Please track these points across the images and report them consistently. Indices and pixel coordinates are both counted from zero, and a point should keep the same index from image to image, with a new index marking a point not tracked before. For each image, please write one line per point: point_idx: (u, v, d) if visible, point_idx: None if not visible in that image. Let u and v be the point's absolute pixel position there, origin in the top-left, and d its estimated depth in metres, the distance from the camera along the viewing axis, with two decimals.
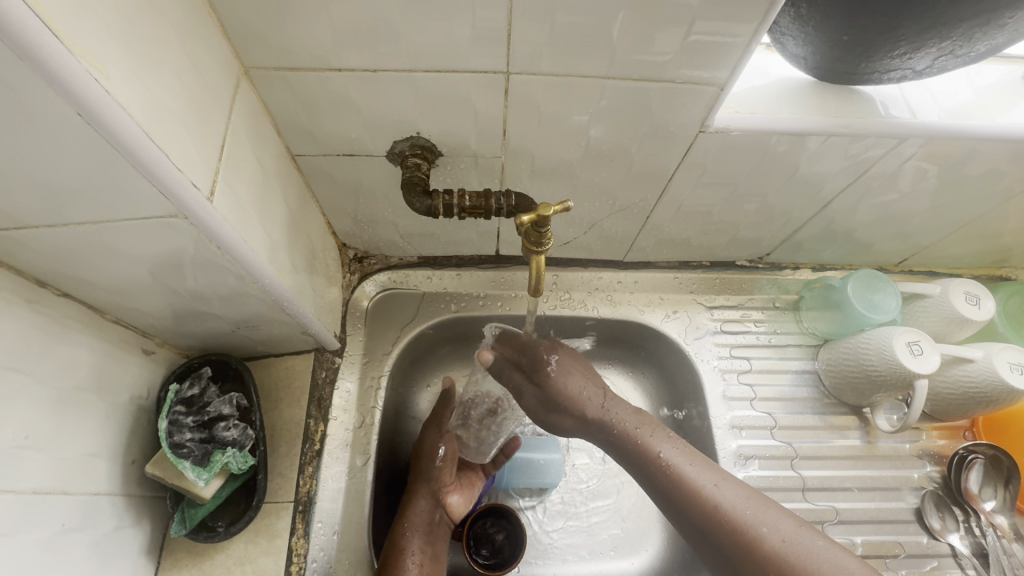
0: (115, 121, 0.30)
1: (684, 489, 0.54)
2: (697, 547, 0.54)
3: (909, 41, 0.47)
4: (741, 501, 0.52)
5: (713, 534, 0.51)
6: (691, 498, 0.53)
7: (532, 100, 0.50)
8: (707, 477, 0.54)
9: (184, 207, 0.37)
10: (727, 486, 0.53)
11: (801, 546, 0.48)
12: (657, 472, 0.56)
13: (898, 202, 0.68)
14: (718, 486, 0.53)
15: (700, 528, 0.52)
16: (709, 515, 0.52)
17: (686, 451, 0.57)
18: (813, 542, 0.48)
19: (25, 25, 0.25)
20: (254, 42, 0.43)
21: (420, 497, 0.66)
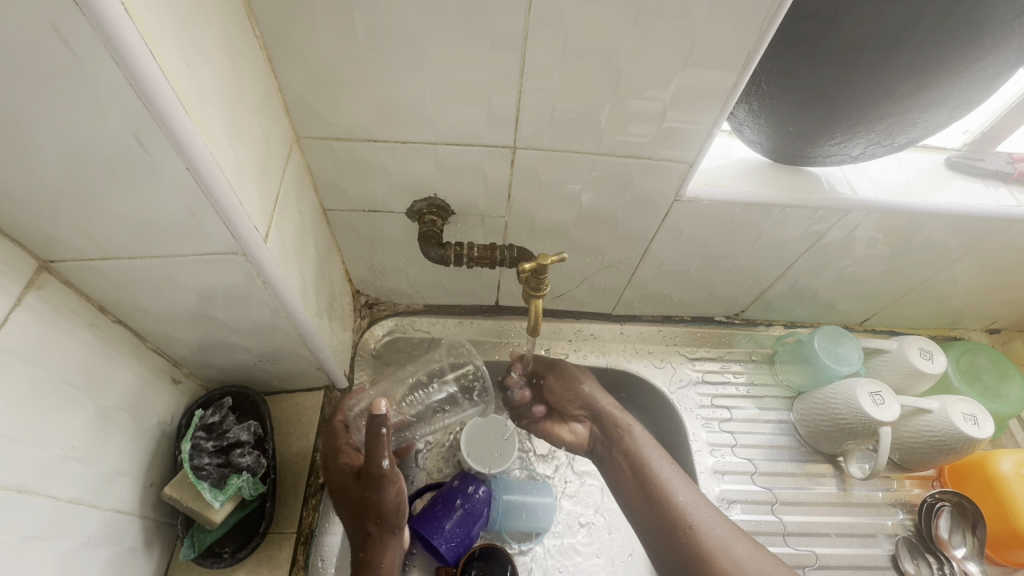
0: (214, 177, 0.37)
1: (673, 511, 0.69)
2: (674, 567, 0.67)
3: (842, 133, 0.59)
4: (692, 503, 0.69)
5: (672, 530, 0.68)
6: (679, 520, 0.68)
7: (535, 170, 0.60)
8: (663, 462, 0.74)
9: (244, 246, 0.43)
10: (673, 472, 0.73)
11: (702, 522, 0.67)
12: (624, 453, 0.77)
13: (854, 265, 0.77)
14: (675, 482, 0.71)
15: (676, 542, 0.67)
16: (675, 527, 0.68)
17: (652, 445, 0.76)
18: (733, 537, 0.65)
19: (172, 109, 0.32)
20: (308, 116, 0.52)
21: (393, 548, 0.60)
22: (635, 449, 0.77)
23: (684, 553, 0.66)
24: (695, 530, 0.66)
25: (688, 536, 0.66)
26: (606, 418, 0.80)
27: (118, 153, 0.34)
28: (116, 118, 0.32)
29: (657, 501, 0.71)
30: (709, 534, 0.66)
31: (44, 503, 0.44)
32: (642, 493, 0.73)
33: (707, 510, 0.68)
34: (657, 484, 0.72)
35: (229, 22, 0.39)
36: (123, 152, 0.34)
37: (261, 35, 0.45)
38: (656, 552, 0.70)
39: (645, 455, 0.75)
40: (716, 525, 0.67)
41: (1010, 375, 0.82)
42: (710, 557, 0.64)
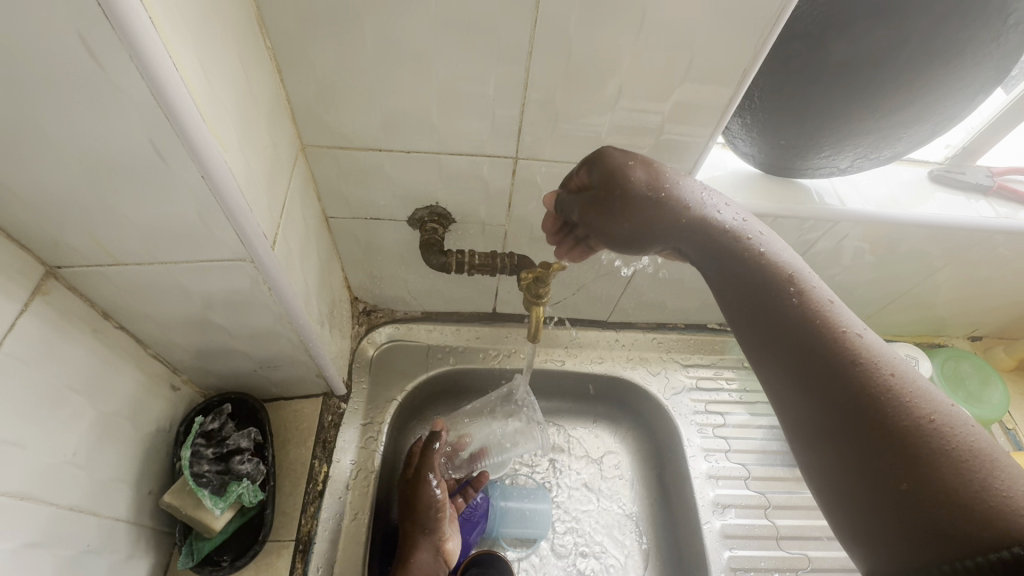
0: (228, 187, 0.38)
1: (863, 369, 0.37)
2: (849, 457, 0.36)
3: (831, 146, 0.61)
4: (849, 319, 0.40)
5: (841, 379, 0.37)
6: (866, 379, 0.36)
7: (535, 180, 0.61)
8: (803, 265, 0.44)
9: (253, 254, 0.44)
10: (822, 289, 0.42)
11: (915, 379, 0.36)
12: (736, 246, 0.45)
13: (842, 274, 0.80)
14: (811, 283, 0.43)
15: (871, 420, 0.35)
16: (810, 318, 0.40)
17: (753, 226, 0.47)
18: (925, 385, 0.37)
19: (192, 120, 0.33)
20: (315, 127, 0.53)
21: (421, 550, 0.66)
22: (765, 251, 0.44)
23: (893, 429, 0.34)
24: (864, 356, 0.37)
25: (877, 391, 0.36)
26: (675, 201, 0.47)
27: (135, 162, 0.35)
28: (135, 129, 0.33)
29: (806, 328, 0.40)
30: (908, 378, 0.36)
31: (45, 511, 0.44)
32: (749, 282, 0.44)
33: (886, 347, 0.38)
34: (803, 310, 0.41)
35: (243, 35, 0.40)
36: (140, 162, 0.35)
37: (272, 47, 0.46)
38: (815, 470, 0.38)
39: (828, 299, 0.41)
40: (923, 382, 0.36)
41: (991, 381, 0.85)
42: (939, 426, 0.34)
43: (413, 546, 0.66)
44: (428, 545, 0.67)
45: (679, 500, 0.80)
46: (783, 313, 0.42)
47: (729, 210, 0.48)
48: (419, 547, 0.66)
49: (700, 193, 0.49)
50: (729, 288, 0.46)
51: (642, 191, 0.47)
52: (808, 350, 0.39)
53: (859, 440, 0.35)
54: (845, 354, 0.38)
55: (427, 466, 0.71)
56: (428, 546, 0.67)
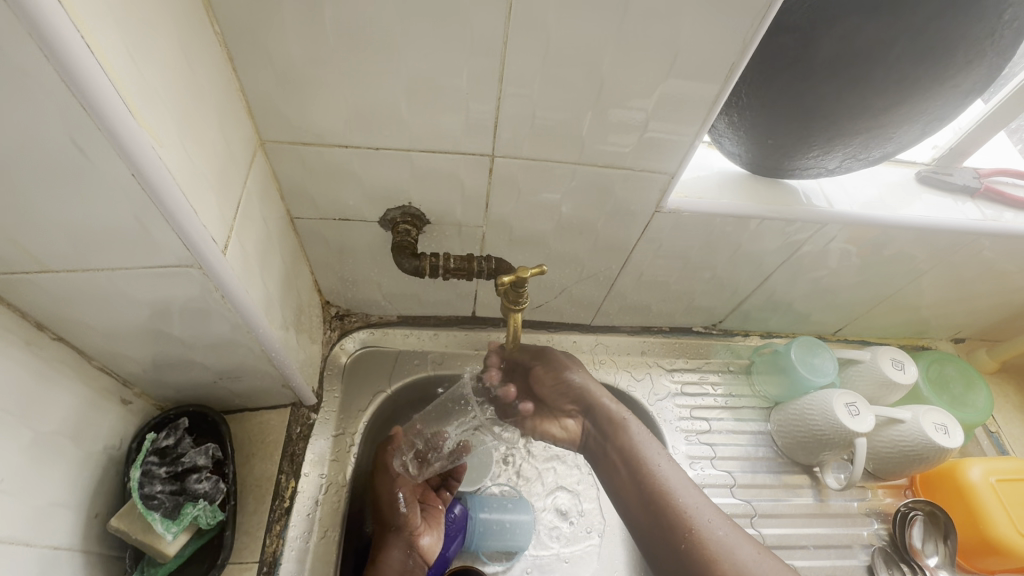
0: (163, 184, 0.34)
1: (672, 516, 0.59)
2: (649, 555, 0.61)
3: (819, 146, 0.59)
4: (696, 503, 0.60)
5: (672, 542, 0.58)
6: (672, 525, 0.59)
7: (514, 179, 0.58)
8: (655, 446, 0.65)
9: (201, 259, 0.40)
10: (673, 472, 0.63)
11: (724, 542, 0.56)
12: (623, 454, 0.66)
13: (829, 277, 0.78)
14: (671, 471, 0.63)
15: (648, 533, 0.61)
16: (659, 505, 0.61)
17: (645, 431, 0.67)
18: (747, 549, 0.56)
19: (115, 109, 0.29)
20: (274, 120, 0.49)
21: (392, 548, 0.66)
22: (655, 463, 0.64)
23: (672, 552, 0.58)
24: (662, 482, 0.62)
25: (644, 487, 0.63)
26: (599, 405, 0.69)
27: (55, 159, 0.31)
28: (48, 118, 0.29)
29: (633, 458, 0.65)
30: (699, 521, 0.58)
31: None
32: (592, 428, 0.71)
33: (717, 520, 0.58)
34: (642, 469, 0.64)
35: (183, 17, 0.36)
36: (60, 158, 0.31)
37: (221, 33, 0.42)
38: (622, 512, 0.65)
39: (672, 485, 0.62)
40: (732, 538, 0.57)
41: (976, 385, 0.84)
42: (717, 563, 0.55)
43: (385, 545, 0.67)
44: (400, 542, 0.67)
45: None
46: (617, 447, 0.67)
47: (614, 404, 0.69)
48: (391, 545, 0.67)
49: (594, 389, 0.70)
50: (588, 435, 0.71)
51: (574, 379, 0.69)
52: (619, 471, 0.66)
53: (668, 550, 0.58)
54: (666, 518, 0.60)
55: (386, 465, 0.71)
56: (400, 543, 0.67)
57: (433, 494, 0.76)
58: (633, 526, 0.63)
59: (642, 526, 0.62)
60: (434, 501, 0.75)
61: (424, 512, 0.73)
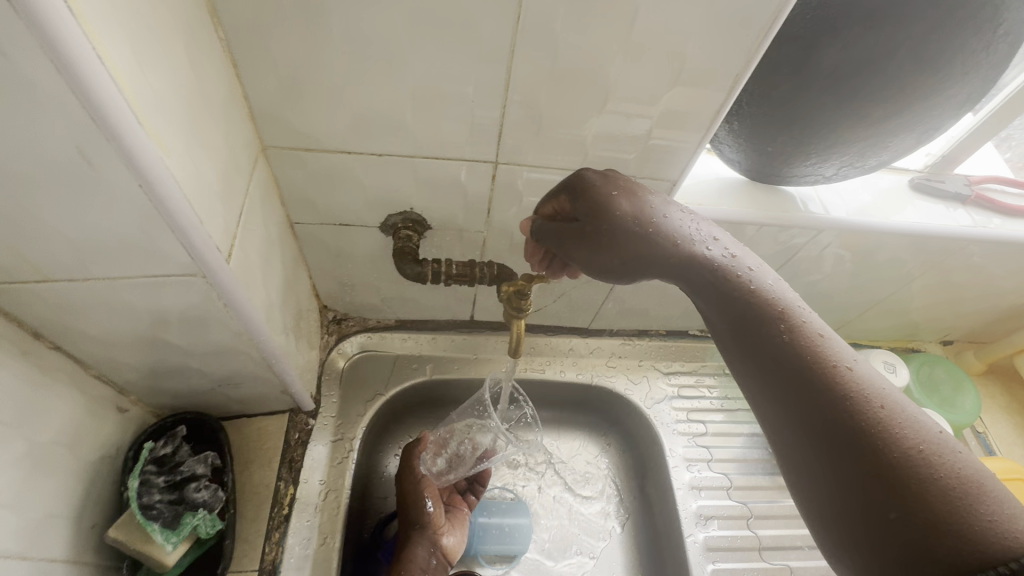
0: (170, 195, 0.33)
1: (895, 439, 0.37)
2: (824, 473, 0.39)
3: (818, 153, 0.59)
4: (907, 403, 0.40)
5: (906, 495, 0.36)
6: (892, 453, 0.37)
7: (516, 186, 0.58)
8: (808, 319, 0.45)
9: (205, 268, 0.40)
10: (864, 368, 0.42)
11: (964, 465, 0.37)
12: (767, 326, 0.44)
13: (823, 281, 0.79)
14: (864, 366, 0.42)
15: (863, 441, 0.38)
16: (817, 363, 0.42)
17: (786, 305, 0.45)
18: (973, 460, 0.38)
19: (124, 121, 0.29)
20: (277, 126, 0.49)
21: (417, 546, 0.66)
22: (824, 336, 0.43)
23: (893, 468, 0.37)
24: (875, 415, 0.39)
25: (862, 415, 0.39)
26: (711, 263, 0.48)
27: (59, 170, 0.30)
28: (54, 130, 0.28)
29: (801, 351, 0.43)
30: (872, 386, 0.40)
31: None
32: (741, 320, 0.46)
33: (925, 416, 0.39)
34: (798, 346, 0.43)
35: (190, 25, 0.36)
36: (65, 168, 0.30)
37: (225, 39, 0.42)
38: (816, 476, 0.40)
39: (846, 366, 0.42)
40: (964, 458, 0.37)
41: (964, 387, 0.86)
42: (967, 496, 0.35)
43: (410, 543, 0.66)
44: (424, 540, 0.67)
45: (661, 511, 0.78)
46: (785, 347, 0.43)
47: (718, 245, 0.49)
48: (415, 543, 0.67)
49: (679, 217, 0.50)
50: (711, 305, 0.48)
51: (631, 217, 0.48)
52: (761, 334, 0.44)
53: (821, 430, 0.40)
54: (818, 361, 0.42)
55: (411, 467, 0.71)
56: (424, 542, 0.67)
57: (457, 497, 0.76)
58: (816, 443, 0.40)
59: (780, 377, 0.43)
60: (458, 504, 0.75)
61: (446, 514, 0.73)
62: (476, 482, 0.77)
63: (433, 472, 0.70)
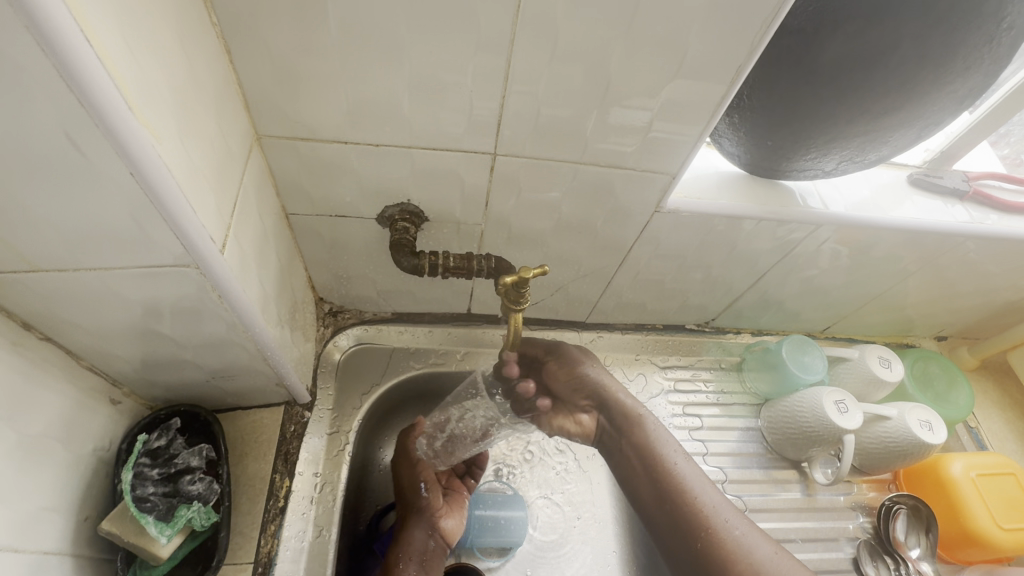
0: (163, 183, 0.33)
1: (696, 519, 0.62)
2: (683, 566, 0.62)
3: (818, 148, 0.59)
4: (745, 531, 0.61)
5: (715, 574, 0.59)
6: (695, 533, 0.61)
7: (515, 177, 0.57)
8: (702, 481, 0.65)
9: (198, 258, 0.39)
10: (738, 518, 0.62)
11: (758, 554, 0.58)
12: (669, 485, 0.65)
13: (820, 276, 0.79)
14: (716, 499, 0.64)
15: (695, 555, 0.61)
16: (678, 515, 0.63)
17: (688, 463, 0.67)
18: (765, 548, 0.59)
19: (115, 107, 0.28)
20: (271, 114, 0.48)
21: (415, 529, 0.68)
22: (700, 493, 0.64)
23: (710, 568, 0.59)
24: (702, 514, 0.62)
25: (701, 534, 0.61)
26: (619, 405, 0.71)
27: (47, 155, 0.30)
28: (43, 115, 0.28)
29: (642, 450, 0.68)
30: (756, 557, 0.58)
31: None
32: (643, 467, 0.68)
33: (739, 518, 0.62)
34: (674, 479, 0.65)
35: (182, 9, 0.35)
36: (54, 154, 0.30)
37: (218, 24, 0.41)
38: (676, 563, 0.64)
39: (711, 502, 0.63)
40: (754, 542, 0.59)
41: (958, 382, 0.86)
42: (741, 558, 0.58)
43: (409, 526, 0.68)
44: (422, 523, 0.69)
45: None
46: (677, 508, 0.64)
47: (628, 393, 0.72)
48: (413, 525, 0.68)
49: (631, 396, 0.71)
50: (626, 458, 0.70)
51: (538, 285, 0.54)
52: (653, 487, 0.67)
53: None
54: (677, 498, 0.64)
55: (408, 453, 0.73)
56: (422, 525, 0.69)
57: (457, 481, 0.77)
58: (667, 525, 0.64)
59: (664, 532, 0.64)
60: (458, 488, 0.77)
61: (445, 498, 0.74)
62: (476, 465, 0.79)
63: (430, 458, 0.72)
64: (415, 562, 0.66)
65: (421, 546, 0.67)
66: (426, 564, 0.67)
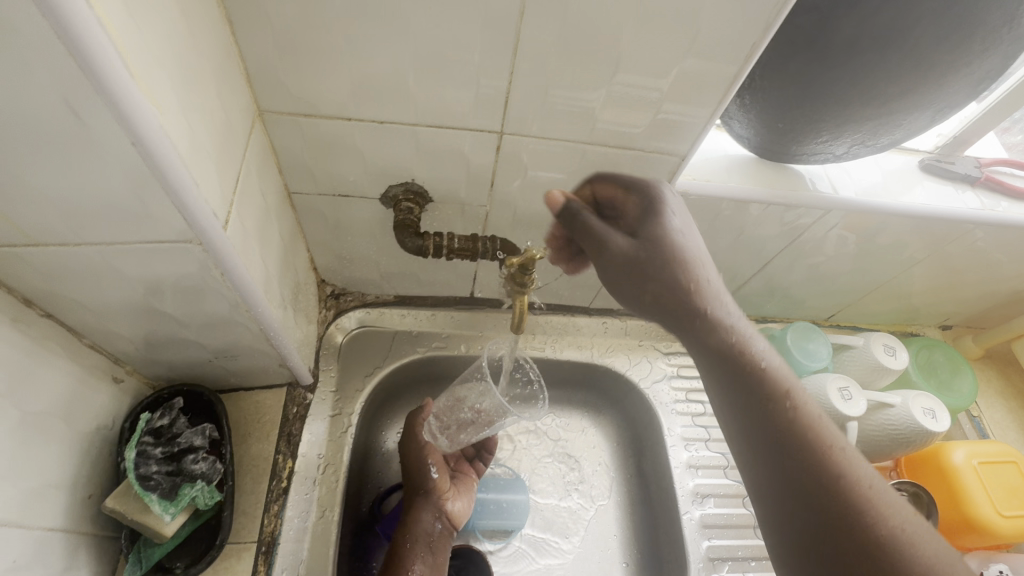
0: (164, 155, 0.32)
1: (836, 472, 0.43)
2: (790, 499, 0.44)
3: (830, 131, 0.58)
4: (842, 440, 0.46)
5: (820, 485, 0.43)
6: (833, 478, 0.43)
7: (521, 158, 0.56)
8: (760, 345, 0.53)
9: (202, 235, 0.38)
10: (810, 405, 0.48)
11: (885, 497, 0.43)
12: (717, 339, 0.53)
13: (826, 263, 0.78)
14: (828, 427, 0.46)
15: (792, 455, 0.45)
16: (778, 406, 0.48)
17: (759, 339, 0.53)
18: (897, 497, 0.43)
19: (116, 74, 0.27)
20: (273, 89, 0.47)
21: (422, 512, 0.67)
22: (746, 347, 0.52)
23: (843, 514, 0.42)
24: (828, 446, 0.45)
25: (799, 441, 0.46)
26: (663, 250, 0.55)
27: (46, 126, 0.29)
28: (42, 82, 0.27)
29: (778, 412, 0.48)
30: (860, 473, 0.44)
31: None
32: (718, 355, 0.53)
33: (864, 465, 0.45)
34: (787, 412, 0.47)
35: None
36: (54, 124, 0.29)
37: None
38: (757, 484, 0.48)
39: (788, 389, 0.49)
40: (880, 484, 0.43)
41: (962, 370, 0.86)
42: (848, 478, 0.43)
43: (415, 509, 0.68)
44: (430, 505, 0.68)
45: (657, 489, 0.79)
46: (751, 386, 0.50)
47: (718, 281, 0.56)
48: (420, 507, 0.68)
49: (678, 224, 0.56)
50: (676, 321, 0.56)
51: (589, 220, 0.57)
52: (764, 410, 0.48)
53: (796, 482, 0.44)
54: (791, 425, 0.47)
55: (416, 434, 0.72)
56: (430, 508, 0.68)
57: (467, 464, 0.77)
58: (734, 378, 0.51)
59: (767, 441, 0.47)
60: (466, 471, 0.76)
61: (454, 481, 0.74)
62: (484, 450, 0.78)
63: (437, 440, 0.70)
64: (421, 546, 0.65)
65: (427, 530, 0.67)
66: (431, 550, 0.66)
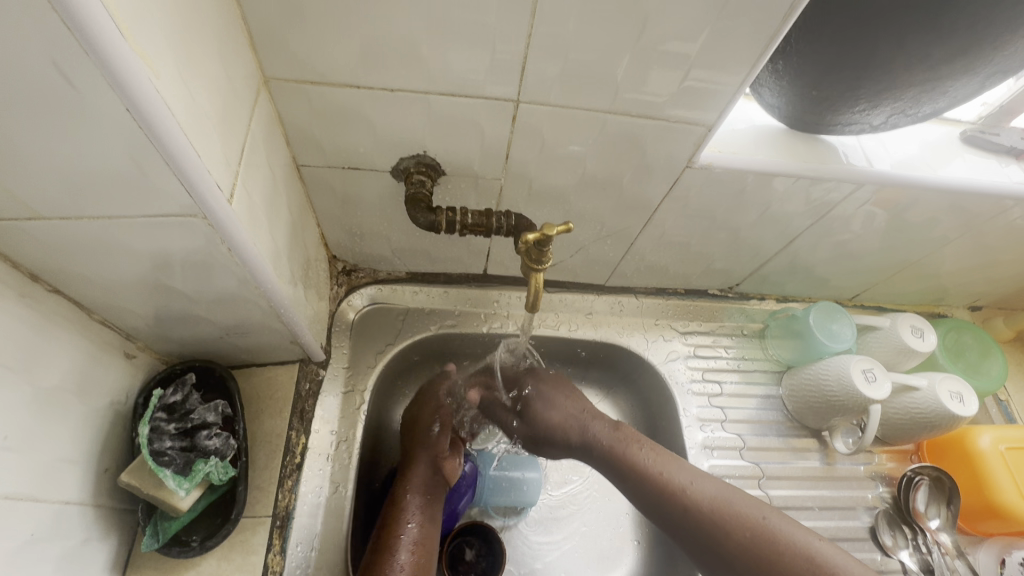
0: (160, 121, 0.30)
1: (752, 538, 0.57)
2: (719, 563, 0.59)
3: (869, 99, 0.54)
4: (729, 498, 0.60)
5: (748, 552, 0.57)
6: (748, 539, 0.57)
7: (538, 127, 0.53)
8: (686, 478, 0.62)
9: (205, 208, 0.37)
10: (711, 485, 0.61)
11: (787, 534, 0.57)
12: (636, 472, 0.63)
13: (854, 241, 0.75)
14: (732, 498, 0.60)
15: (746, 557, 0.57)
16: (717, 519, 0.59)
17: (662, 455, 0.64)
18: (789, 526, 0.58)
19: (102, 29, 0.25)
20: (278, 54, 0.45)
21: (420, 462, 0.67)
22: (663, 472, 0.62)
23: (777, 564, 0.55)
24: (746, 522, 0.58)
25: (723, 529, 0.58)
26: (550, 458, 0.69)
27: (37, 92, 0.27)
28: (27, 39, 0.25)
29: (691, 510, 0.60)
30: (805, 543, 0.56)
31: None
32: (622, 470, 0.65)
33: (757, 505, 0.60)
34: (691, 499, 0.60)
35: None
36: (44, 87, 0.27)
37: None
38: (695, 550, 0.60)
39: (705, 492, 0.60)
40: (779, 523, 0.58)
41: (992, 353, 0.83)
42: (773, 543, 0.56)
43: (413, 458, 0.67)
44: (428, 458, 0.67)
45: None
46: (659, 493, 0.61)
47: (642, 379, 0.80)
48: (419, 458, 0.67)
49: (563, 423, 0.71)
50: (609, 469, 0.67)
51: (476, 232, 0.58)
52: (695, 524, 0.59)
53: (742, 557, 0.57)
54: (725, 529, 0.58)
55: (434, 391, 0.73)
56: (427, 461, 0.67)
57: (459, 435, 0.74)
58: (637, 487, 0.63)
59: (694, 535, 0.59)
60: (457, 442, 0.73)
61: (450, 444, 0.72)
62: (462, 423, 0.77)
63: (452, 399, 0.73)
64: (417, 495, 0.64)
65: (424, 480, 0.66)
66: (420, 505, 0.64)
